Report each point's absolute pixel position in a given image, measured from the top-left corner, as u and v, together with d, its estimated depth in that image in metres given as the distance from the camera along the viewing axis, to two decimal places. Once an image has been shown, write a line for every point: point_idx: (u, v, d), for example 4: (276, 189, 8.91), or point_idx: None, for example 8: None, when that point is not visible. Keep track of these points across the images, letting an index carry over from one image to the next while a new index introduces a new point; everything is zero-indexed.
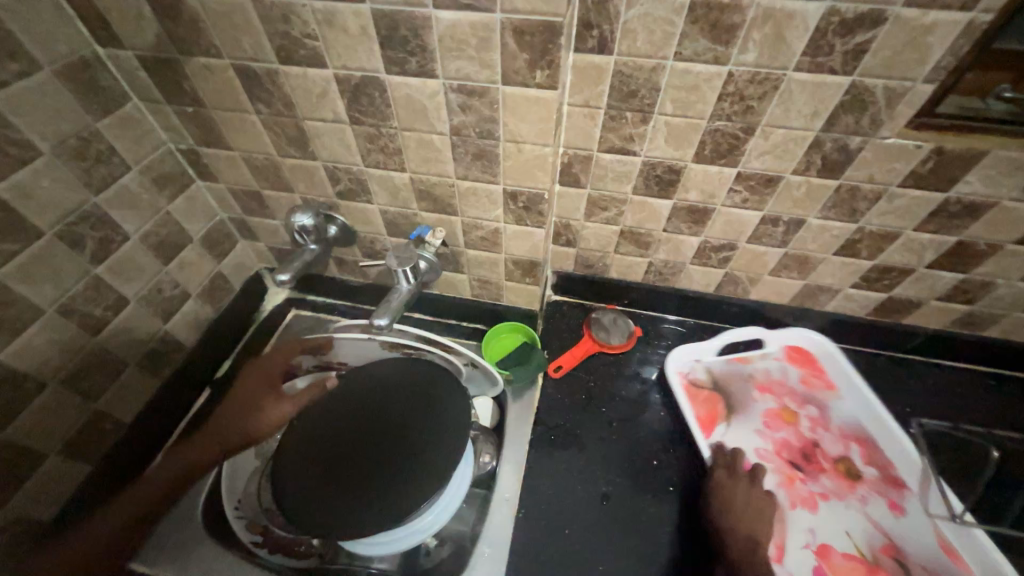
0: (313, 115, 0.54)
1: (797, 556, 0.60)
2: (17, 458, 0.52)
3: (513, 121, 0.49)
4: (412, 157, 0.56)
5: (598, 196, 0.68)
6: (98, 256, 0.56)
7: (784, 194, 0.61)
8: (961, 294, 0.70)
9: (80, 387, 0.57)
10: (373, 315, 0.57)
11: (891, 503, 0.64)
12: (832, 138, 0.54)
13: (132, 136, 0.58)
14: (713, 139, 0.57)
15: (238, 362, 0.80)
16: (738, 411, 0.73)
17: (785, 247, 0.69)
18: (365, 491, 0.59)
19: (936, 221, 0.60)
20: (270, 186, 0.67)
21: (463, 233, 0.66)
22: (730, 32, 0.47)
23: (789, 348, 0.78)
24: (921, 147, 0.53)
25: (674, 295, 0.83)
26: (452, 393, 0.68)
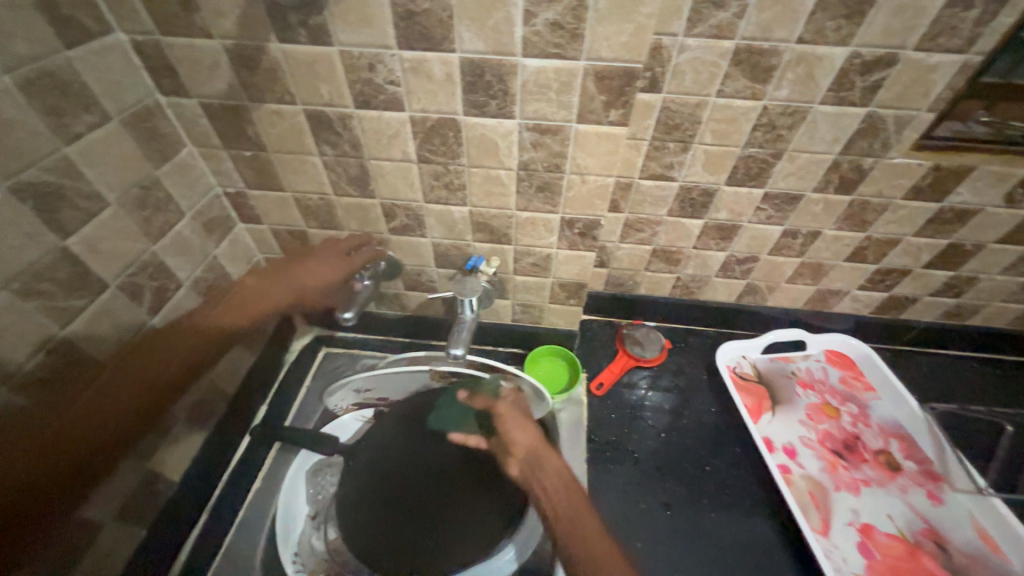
0: (380, 155, 0.56)
1: (842, 531, 0.66)
2: (75, 534, 0.48)
3: (581, 155, 0.53)
4: (476, 192, 0.59)
5: (635, 219, 0.73)
6: (154, 306, 0.55)
7: (804, 210, 0.68)
8: (951, 289, 0.79)
9: (135, 449, 0.54)
10: (450, 346, 0.64)
11: (930, 493, 0.70)
12: (849, 160, 0.61)
13: (185, 182, 0.57)
14: (745, 164, 0.63)
15: (274, 406, 0.77)
16: (787, 406, 0.81)
17: (802, 257, 0.76)
18: (454, 526, 0.59)
19: (932, 227, 0.69)
20: (318, 226, 0.67)
21: (514, 261, 0.68)
22: (768, 72, 0.53)
23: (829, 351, 0.88)
24: (922, 164, 0.61)
25: (698, 307, 0.89)
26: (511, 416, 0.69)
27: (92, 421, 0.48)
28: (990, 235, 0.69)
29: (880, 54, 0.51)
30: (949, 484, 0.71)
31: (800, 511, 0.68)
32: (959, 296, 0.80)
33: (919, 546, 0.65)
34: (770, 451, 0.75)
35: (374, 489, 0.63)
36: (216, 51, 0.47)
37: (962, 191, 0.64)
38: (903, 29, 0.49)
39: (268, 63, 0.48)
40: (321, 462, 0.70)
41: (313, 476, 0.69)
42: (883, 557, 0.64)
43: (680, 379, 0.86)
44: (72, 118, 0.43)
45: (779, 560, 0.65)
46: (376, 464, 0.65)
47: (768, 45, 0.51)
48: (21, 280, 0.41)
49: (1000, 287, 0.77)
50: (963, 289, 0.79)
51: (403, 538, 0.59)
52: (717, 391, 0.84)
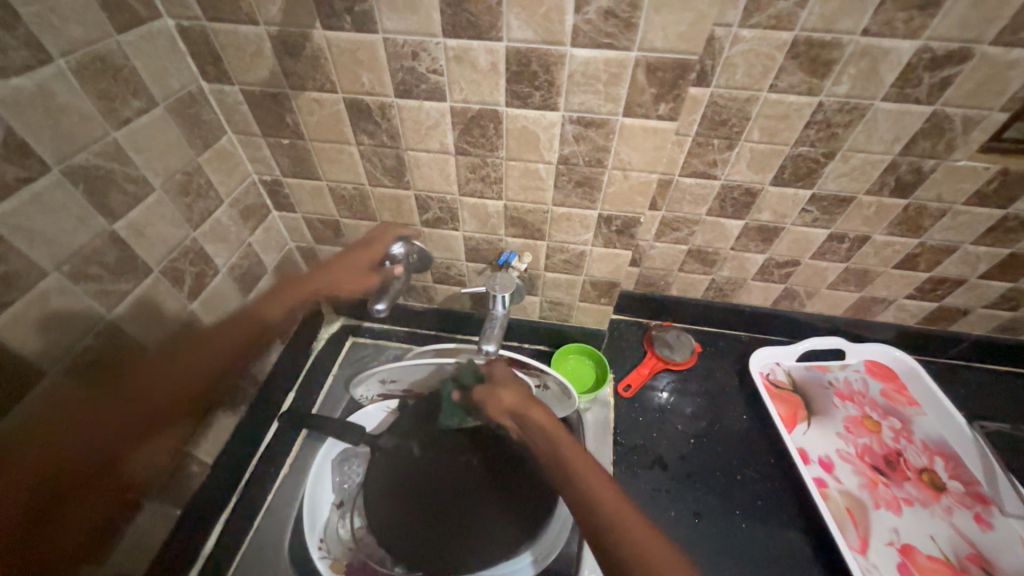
0: (418, 146, 0.55)
1: (881, 551, 0.63)
2: (119, 514, 0.49)
3: (625, 150, 0.51)
4: (512, 186, 0.57)
5: (671, 218, 0.71)
6: (193, 291, 0.55)
7: (854, 214, 0.65)
8: (1008, 301, 0.74)
9: (173, 431, 0.55)
10: (482, 342, 0.62)
11: (977, 515, 0.67)
12: (908, 161, 0.58)
13: (225, 169, 0.57)
14: (794, 164, 0.60)
15: (302, 393, 0.79)
16: (823, 417, 0.78)
17: (847, 262, 0.73)
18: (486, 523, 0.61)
19: (993, 236, 0.65)
20: (350, 216, 0.66)
21: (546, 257, 0.67)
22: (827, 66, 0.50)
23: (870, 362, 0.84)
24: (989, 168, 0.57)
25: (731, 310, 0.86)
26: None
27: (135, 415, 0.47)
28: None
29: (953, 48, 0.47)
30: (998, 508, 0.67)
31: (837, 527, 0.65)
32: (1016, 310, 0.76)
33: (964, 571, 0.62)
34: (805, 463, 0.72)
35: (407, 484, 0.65)
36: (261, 37, 0.47)
37: None
38: (982, 21, 0.45)
39: (311, 51, 0.47)
40: (348, 452, 0.71)
41: (340, 465, 0.70)
42: None
43: (710, 383, 0.83)
44: (121, 103, 0.43)
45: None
46: (407, 460, 0.67)
47: (830, 38, 0.48)
48: (73, 263, 0.41)
49: None
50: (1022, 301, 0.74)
51: (437, 533, 0.61)
52: (749, 398, 0.81)
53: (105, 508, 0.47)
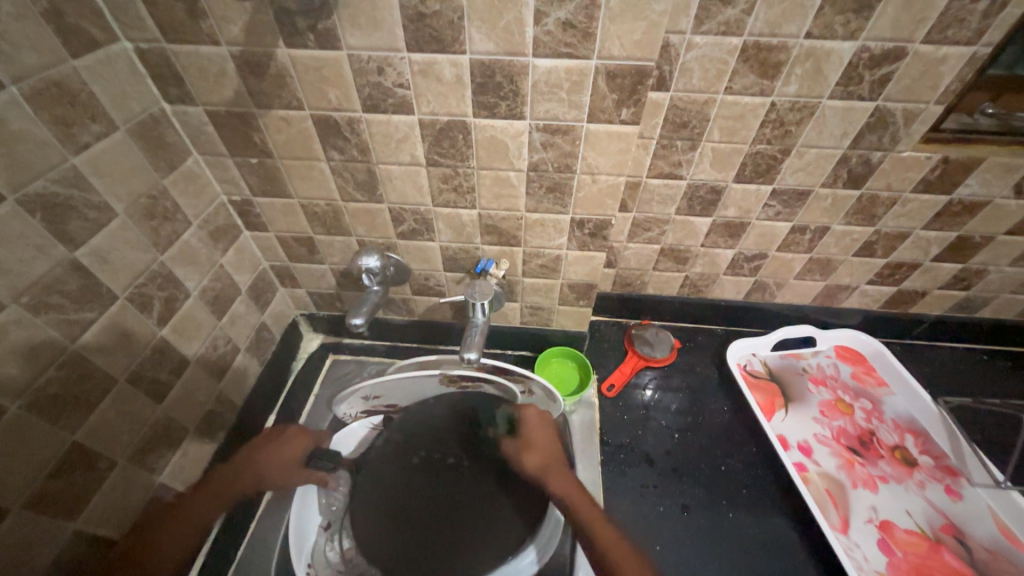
0: (389, 159, 0.55)
1: (862, 529, 0.65)
2: (91, 553, 0.47)
3: (592, 155, 0.53)
4: (485, 194, 0.58)
5: (642, 219, 0.72)
6: (163, 317, 0.54)
7: (813, 206, 0.68)
8: (960, 282, 0.79)
9: (146, 463, 0.53)
10: (463, 350, 0.61)
11: (947, 488, 0.70)
12: (858, 154, 0.61)
13: (192, 191, 0.57)
14: (753, 161, 0.63)
15: (283, 414, 0.77)
16: (799, 403, 0.81)
17: (811, 252, 0.76)
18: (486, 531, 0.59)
19: (941, 220, 0.69)
20: (324, 232, 0.66)
21: (523, 263, 0.68)
22: (776, 68, 0.53)
23: (839, 347, 0.88)
24: (931, 157, 0.61)
25: (706, 305, 0.88)
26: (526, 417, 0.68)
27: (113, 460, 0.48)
28: (1000, 226, 0.69)
29: (889, 48, 0.51)
30: (966, 479, 0.71)
31: (819, 509, 0.67)
32: (968, 289, 0.80)
33: (940, 542, 0.64)
34: (785, 448, 0.74)
35: (403, 494, 0.63)
36: (224, 57, 0.47)
37: (970, 183, 0.63)
38: (912, 22, 0.48)
39: (275, 70, 0.47)
40: None
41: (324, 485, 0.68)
42: (904, 554, 0.63)
43: (690, 378, 0.85)
44: (79, 128, 0.42)
45: (798, 557, 0.65)
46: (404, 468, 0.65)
47: (777, 41, 0.51)
48: (32, 293, 0.40)
49: (1008, 280, 0.77)
50: (972, 281, 0.78)
51: (442, 539, 0.59)
52: (729, 389, 0.83)
53: (78, 546, 0.46)
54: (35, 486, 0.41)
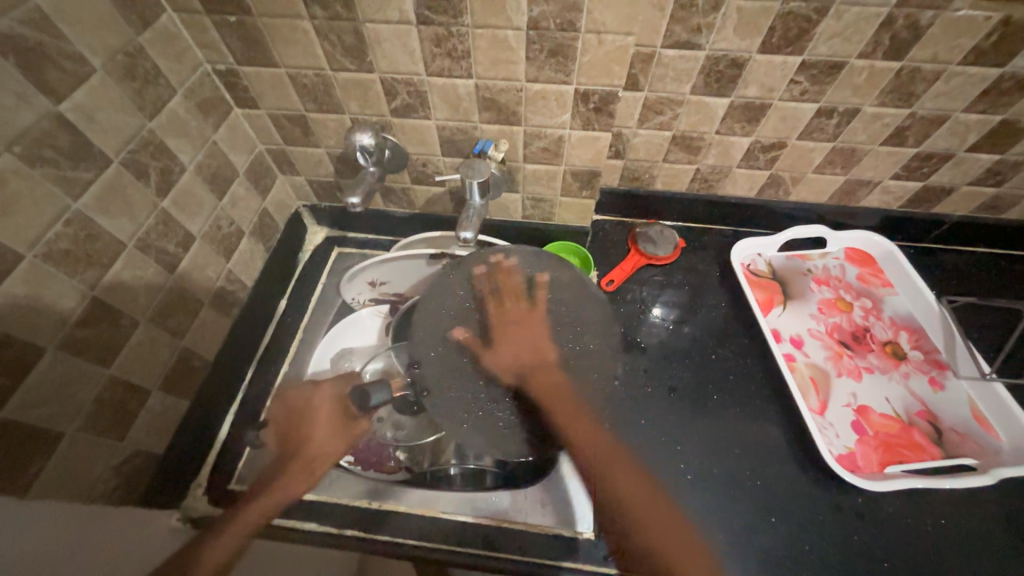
0: (376, 16, 0.51)
1: (838, 411, 0.70)
2: (130, 396, 0.53)
3: (598, 8, 0.48)
4: (481, 60, 0.54)
5: (654, 99, 0.67)
6: (162, 188, 0.55)
7: (845, 82, 0.62)
8: (993, 177, 0.74)
9: (168, 327, 0.57)
10: (460, 229, 0.62)
11: (931, 379, 0.72)
12: (905, 14, 0.54)
13: (171, 54, 0.54)
14: (783, 24, 0.56)
15: (293, 300, 0.81)
16: (799, 300, 0.81)
17: (834, 141, 0.71)
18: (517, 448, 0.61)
19: (986, 100, 0.62)
20: (316, 109, 0.63)
21: (524, 146, 0.65)
22: None
23: (850, 249, 0.86)
24: (990, 18, 0.53)
25: (717, 203, 0.85)
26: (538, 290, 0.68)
27: (128, 323, 0.52)
28: None
29: None
30: (952, 372, 0.72)
31: (801, 394, 0.71)
32: (1000, 185, 0.75)
33: (912, 425, 0.68)
34: (777, 341, 0.76)
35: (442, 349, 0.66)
36: None
37: None
38: None
39: None
40: (343, 350, 0.77)
41: (337, 361, 0.76)
42: (875, 433, 0.68)
43: (691, 275, 0.85)
44: None
45: (773, 431, 0.70)
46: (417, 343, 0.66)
47: None
48: (24, 145, 0.40)
49: None
50: (1007, 175, 0.73)
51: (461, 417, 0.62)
52: (728, 287, 0.83)
53: (118, 389, 0.52)
54: (65, 331, 0.45)
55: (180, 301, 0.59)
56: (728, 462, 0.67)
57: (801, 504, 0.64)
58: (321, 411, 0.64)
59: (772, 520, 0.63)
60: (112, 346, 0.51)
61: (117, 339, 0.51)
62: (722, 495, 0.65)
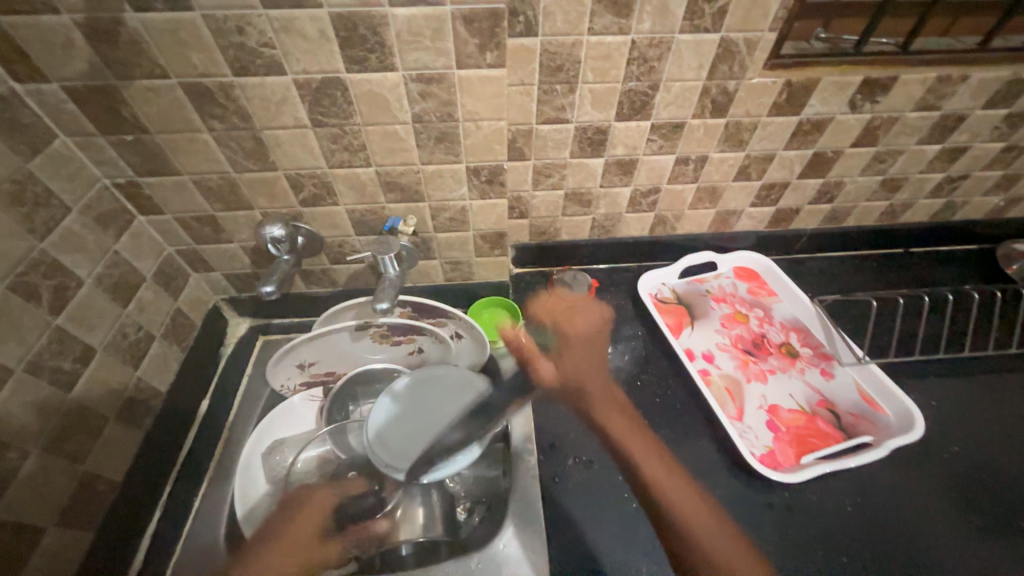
0: (272, 124, 0.56)
1: (753, 414, 0.77)
2: (18, 539, 0.48)
3: (469, 101, 0.56)
4: (377, 151, 0.60)
5: (541, 165, 0.76)
6: (56, 306, 0.53)
7: (690, 137, 0.75)
8: (824, 196, 0.90)
9: (65, 452, 0.53)
10: (375, 301, 0.64)
11: (823, 370, 0.82)
12: (716, 84, 0.68)
13: (64, 175, 0.55)
14: (628, 98, 0.68)
15: (216, 399, 0.77)
16: (703, 319, 0.90)
17: (697, 182, 0.84)
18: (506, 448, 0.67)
19: (797, 140, 0.78)
20: (225, 208, 0.66)
21: (432, 218, 0.71)
22: (628, 7, 0.58)
23: (737, 268, 0.98)
24: (776, 82, 0.69)
25: (619, 244, 0.94)
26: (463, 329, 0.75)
27: (17, 455, 0.48)
28: (845, 140, 0.79)
29: None
30: (837, 361, 0.83)
31: (719, 404, 0.77)
32: (832, 201, 0.91)
33: (815, 414, 0.77)
34: (691, 359, 0.84)
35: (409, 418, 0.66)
36: (67, 27, 0.45)
37: (813, 103, 0.72)
38: None
39: (128, 36, 0.46)
40: (274, 442, 0.74)
41: (269, 455, 0.73)
42: (787, 428, 0.75)
43: (609, 311, 0.92)
44: None
45: (702, 443, 0.75)
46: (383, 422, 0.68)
47: None
48: None
49: (862, 189, 0.89)
50: (834, 194, 0.89)
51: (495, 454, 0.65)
52: (642, 317, 0.91)
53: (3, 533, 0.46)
54: None
55: (80, 421, 0.55)
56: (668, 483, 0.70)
57: (739, 508, 0.68)
58: (310, 516, 0.67)
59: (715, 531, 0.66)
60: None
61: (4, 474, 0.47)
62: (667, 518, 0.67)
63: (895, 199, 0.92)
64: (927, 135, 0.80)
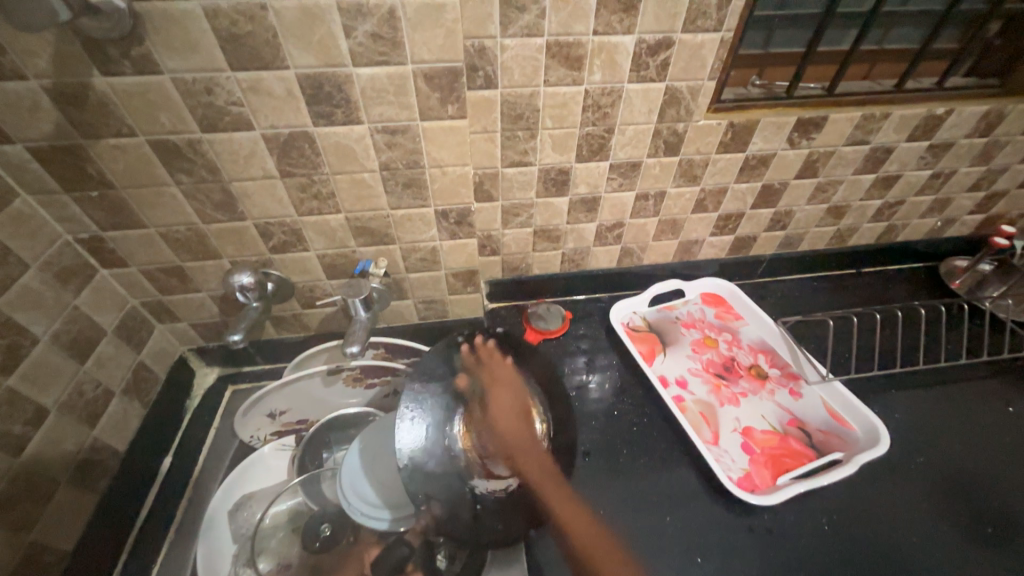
0: (241, 176, 0.57)
1: (728, 437, 0.78)
2: None
3: (434, 149, 0.59)
4: (346, 198, 0.62)
5: (509, 205, 0.79)
6: (7, 367, 0.51)
7: (647, 174, 0.80)
8: (777, 224, 0.96)
9: (7, 523, 0.50)
10: (346, 345, 0.64)
11: (791, 390, 0.84)
12: (666, 127, 0.73)
13: (24, 233, 0.54)
14: (587, 141, 0.73)
15: (180, 455, 0.74)
16: (675, 345, 0.92)
17: (658, 215, 0.88)
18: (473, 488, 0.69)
19: (746, 174, 0.84)
20: (193, 259, 0.65)
21: (403, 259, 0.72)
22: (579, 61, 0.63)
23: (704, 294, 1.01)
24: (720, 124, 0.75)
25: (589, 276, 0.97)
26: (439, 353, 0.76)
27: None
28: (789, 173, 0.85)
29: (659, 38, 0.63)
30: (804, 380, 0.85)
31: (694, 430, 0.78)
32: (785, 229, 0.97)
33: (787, 434, 0.78)
34: (665, 385, 0.85)
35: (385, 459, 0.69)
36: (35, 92, 0.46)
37: (756, 141, 0.78)
38: (669, 16, 0.61)
39: (96, 99, 0.48)
40: (242, 497, 0.71)
41: (236, 512, 0.69)
42: (761, 449, 0.76)
43: (584, 342, 0.94)
44: None
45: (680, 470, 0.75)
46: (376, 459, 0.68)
47: (572, 39, 0.61)
48: None
49: (811, 216, 0.95)
50: (786, 221, 0.95)
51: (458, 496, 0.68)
52: (616, 346, 0.93)
53: None
54: None
55: (26, 490, 0.52)
56: (649, 513, 0.70)
57: (720, 535, 0.68)
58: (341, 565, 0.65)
59: (699, 560, 0.66)
60: None
61: None
62: (652, 551, 0.66)
63: (841, 224, 0.99)
64: (861, 166, 0.87)
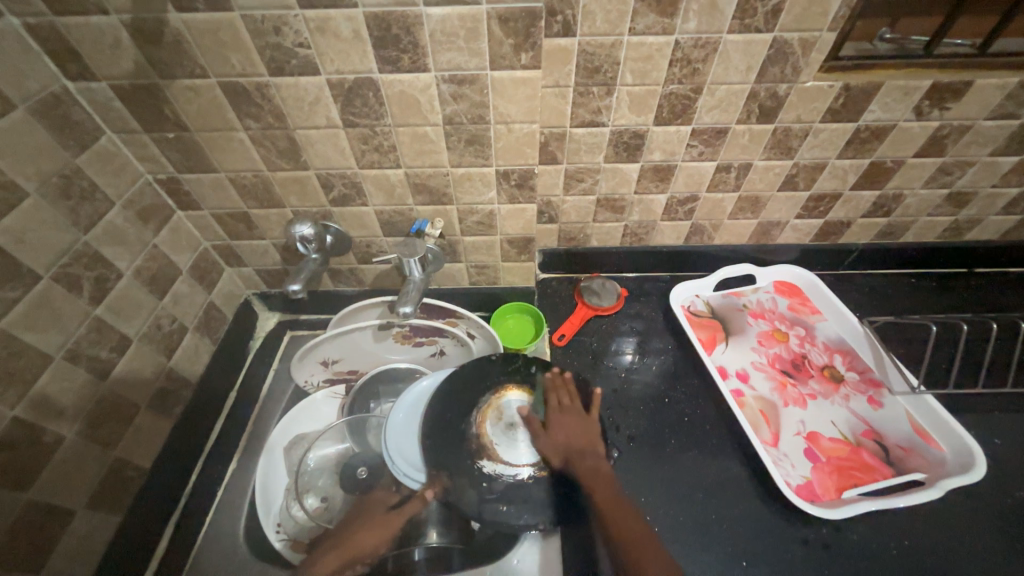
0: (306, 124, 0.56)
1: (789, 440, 0.72)
2: (48, 520, 0.50)
3: (502, 103, 0.54)
4: (407, 152, 0.59)
5: (574, 169, 0.73)
6: (96, 296, 0.55)
7: (733, 143, 0.71)
8: (880, 209, 0.83)
9: (96, 438, 0.56)
10: (397, 305, 0.63)
11: (870, 398, 0.76)
12: (765, 87, 0.64)
13: (110, 170, 0.57)
14: (669, 102, 0.65)
15: (243, 391, 0.79)
16: (739, 336, 0.85)
17: (739, 190, 0.79)
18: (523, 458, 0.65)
19: (853, 148, 0.72)
20: (258, 206, 0.67)
21: (459, 221, 0.70)
22: (673, 5, 0.55)
23: (778, 282, 0.92)
24: (833, 86, 0.64)
25: (651, 253, 0.91)
26: (493, 362, 0.72)
27: (53, 438, 0.50)
28: (908, 150, 0.73)
29: None
30: (888, 389, 0.76)
31: (753, 428, 0.72)
32: (888, 215, 0.84)
33: (860, 446, 0.71)
34: (724, 377, 0.79)
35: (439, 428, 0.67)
36: (116, 27, 0.46)
37: (873, 108, 0.67)
38: None
39: (171, 36, 0.47)
40: (296, 437, 0.75)
41: (289, 449, 0.74)
42: (828, 458, 0.69)
43: (638, 322, 0.89)
44: None
45: (732, 468, 0.70)
46: (402, 440, 0.68)
47: None
48: None
49: (924, 202, 0.82)
50: (891, 207, 0.83)
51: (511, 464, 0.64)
52: (673, 330, 0.87)
53: (35, 514, 0.49)
54: None
55: (112, 410, 0.57)
56: (693, 509, 0.67)
57: (770, 541, 0.64)
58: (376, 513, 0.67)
59: (745, 564, 0.62)
60: (34, 467, 0.48)
61: (40, 458, 0.49)
62: (691, 545, 0.64)
63: (960, 214, 0.85)
64: (1003, 145, 0.72)
